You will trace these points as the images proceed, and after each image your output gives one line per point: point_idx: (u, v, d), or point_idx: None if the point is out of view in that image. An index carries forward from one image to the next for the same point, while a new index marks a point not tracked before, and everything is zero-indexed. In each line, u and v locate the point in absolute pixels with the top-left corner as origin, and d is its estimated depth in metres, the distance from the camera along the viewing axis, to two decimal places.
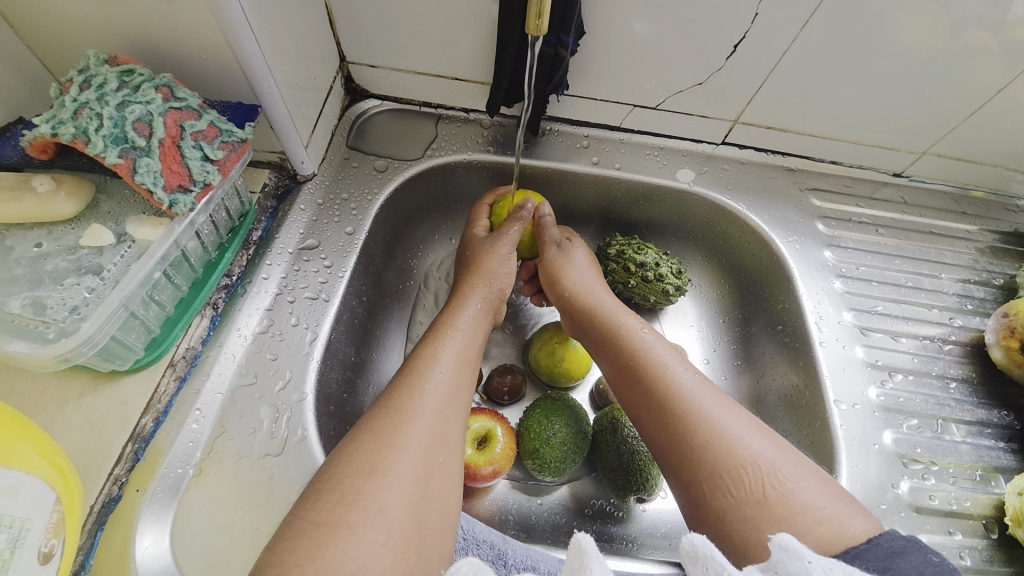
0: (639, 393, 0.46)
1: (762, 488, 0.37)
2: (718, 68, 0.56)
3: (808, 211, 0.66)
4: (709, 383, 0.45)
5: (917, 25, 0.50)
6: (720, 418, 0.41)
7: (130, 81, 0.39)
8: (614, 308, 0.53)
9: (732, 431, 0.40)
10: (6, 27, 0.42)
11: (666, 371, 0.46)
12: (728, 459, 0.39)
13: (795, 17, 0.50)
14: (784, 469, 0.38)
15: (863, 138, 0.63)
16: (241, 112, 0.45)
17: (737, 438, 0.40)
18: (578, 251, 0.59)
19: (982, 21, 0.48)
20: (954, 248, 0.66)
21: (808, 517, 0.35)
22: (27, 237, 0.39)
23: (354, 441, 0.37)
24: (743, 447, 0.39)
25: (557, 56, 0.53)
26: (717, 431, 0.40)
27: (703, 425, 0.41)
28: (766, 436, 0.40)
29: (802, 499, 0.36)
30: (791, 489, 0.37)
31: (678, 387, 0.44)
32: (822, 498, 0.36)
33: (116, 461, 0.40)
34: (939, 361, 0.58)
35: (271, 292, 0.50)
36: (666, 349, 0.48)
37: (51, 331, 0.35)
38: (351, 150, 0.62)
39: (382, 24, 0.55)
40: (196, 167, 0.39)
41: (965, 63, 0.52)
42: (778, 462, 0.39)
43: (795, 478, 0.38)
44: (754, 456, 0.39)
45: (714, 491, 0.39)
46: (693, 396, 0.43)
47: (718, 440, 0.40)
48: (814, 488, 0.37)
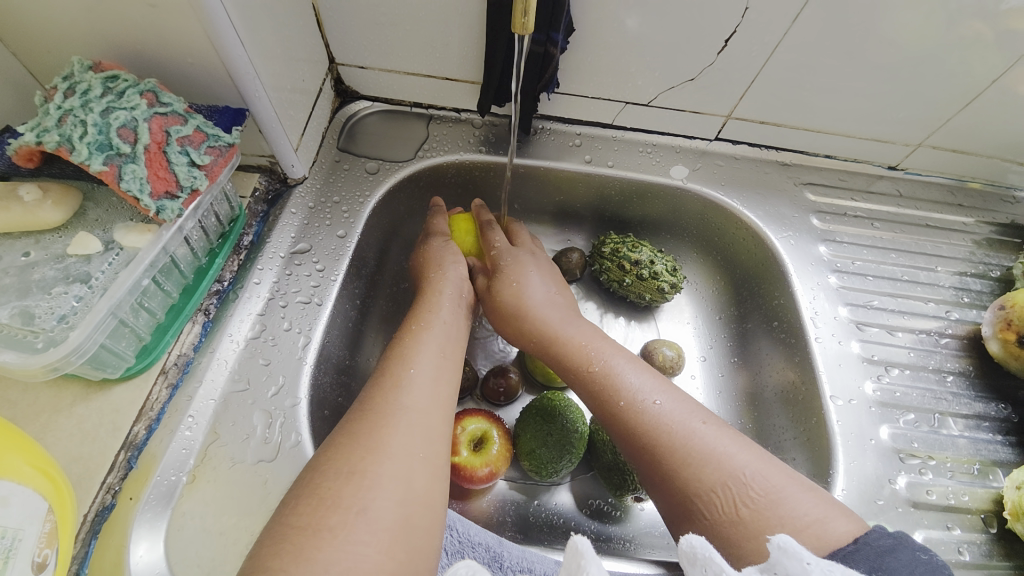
0: (606, 424, 0.46)
1: (735, 510, 0.37)
2: (710, 63, 0.56)
3: (802, 206, 0.66)
4: (676, 405, 0.44)
5: (909, 17, 0.49)
6: (688, 440, 0.41)
7: (115, 87, 0.38)
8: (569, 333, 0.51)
9: (703, 452, 0.40)
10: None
11: (627, 401, 0.45)
12: (699, 484, 0.39)
13: (786, 11, 0.50)
14: (759, 484, 0.38)
15: (857, 131, 0.63)
16: (229, 117, 0.45)
17: (706, 462, 0.39)
18: (506, 288, 0.55)
19: (975, 11, 0.48)
20: (950, 240, 0.66)
21: (788, 526, 0.35)
22: (15, 247, 0.38)
23: (332, 445, 0.37)
24: (712, 468, 0.39)
25: (547, 54, 0.53)
26: (684, 458, 0.40)
27: (671, 452, 0.41)
28: (737, 452, 0.40)
29: (779, 513, 0.36)
30: (768, 503, 0.37)
31: (640, 418, 0.43)
32: (803, 505, 0.36)
33: (109, 469, 0.40)
34: (936, 355, 0.58)
35: (263, 296, 0.50)
36: (632, 372, 0.47)
37: (39, 340, 0.35)
38: (342, 153, 0.62)
39: (371, 25, 0.55)
40: (182, 173, 0.39)
41: (959, 53, 0.52)
42: (754, 477, 0.38)
43: (772, 492, 0.37)
44: (726, 476, 0.38)
45: (691, 515, 0.39)
46: (661, 424, 0.43)
47: (687, 467, 0.40)
48: (793, 494, 0.37)
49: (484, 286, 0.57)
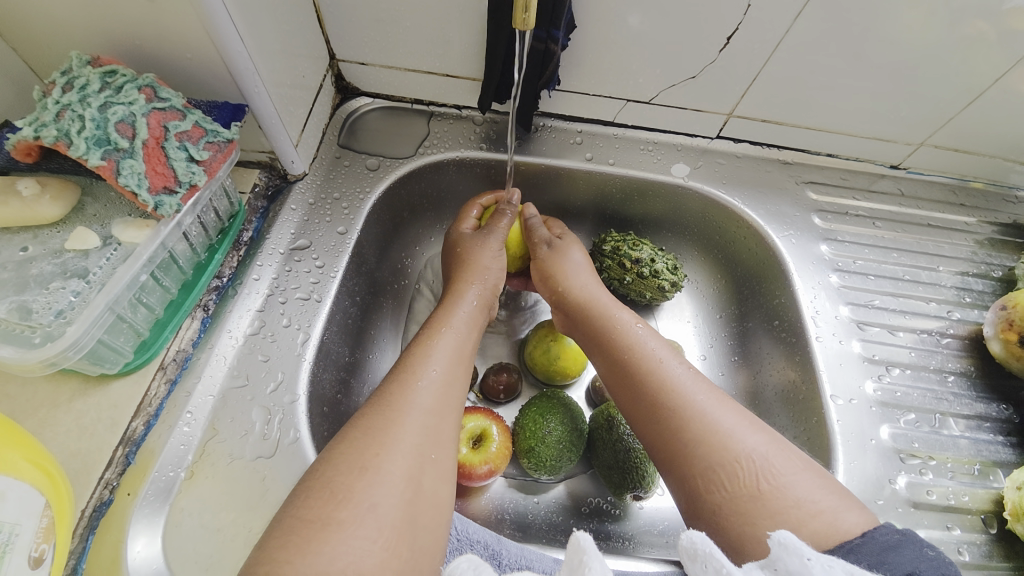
0: (630, 390, 0.46)
1: (756, 484, 0.37)
2: (711, 61, 0.55)
3: (804, 205, 0.66)
4: (704, 379, 0.45)
5: (912, 15, 0.49)
6: (712, 413, 0.41)
7: (113, 81, 0.38)
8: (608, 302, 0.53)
9: (726, 424, 0.40)
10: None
11: (660, 365, 0.45)
12: (722, 453, 0.39)
13: (788, 9, 0.49)
14: (778, 463, 0.38)
15: (859, 130, 0.63)
16: (228, 112, 0.45)
17: (731, 433, 0.40)
18: (573, 246, 0.58)
19: (978, 10, 0.48)
20: (952, 240, 0.65)
21: (801, 510, 0.35)
22: (13, 241, 0.38)
23: (346, 439, 0.37)
24: (736, 441, 0.39)
25: (547, 51, 0.53)
26: (710, 426, 0.40)
27: (695, 421, 0.41)
28: (759, 430, 0.40)
29: (796, 494, 0.36)
30: (785, 483, 0.37)
31: (671, 383, 0.44)
32: (816, 492, 0.36)
33: (107, 465, 0.40)
34: (937, 355, 0.58)
35: (262, 293, 0.50)
36: (660, 344, 0.48)
37: (36, 335, 0.34)
38: (342, 149, 0.62)
39: (372, 21, 0.55)
40: (181, 168, 0.39)
41: (962, 52, 0.51)
42: (772, 455, 0.38)
43: (789, 472, 0.37)
44: (748, 450, 0.39)
45: (708, 487, 0.38)
46: (688, 391, 0.43)
47: (712, 436, 0.40)
48: (808, 481, 0.37)
49: (548, 236, 0.59)
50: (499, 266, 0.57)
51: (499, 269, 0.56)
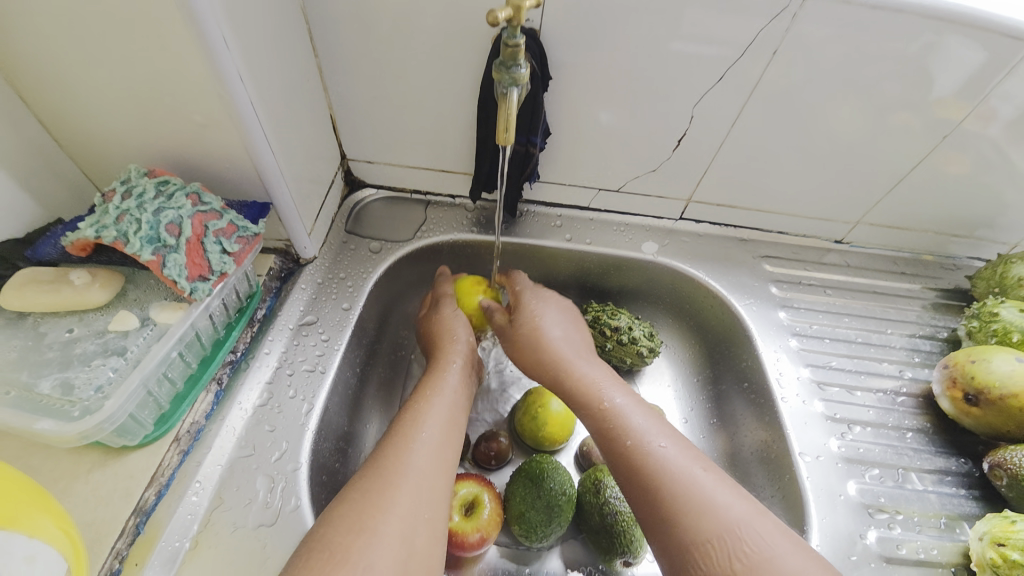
0: (616, 467, 0.50)
1: (731, 563, 0.40)
2: (667, 157, 0.66)
3: (762, 276, 0.73)
4: (685, 453, 0.48)
5: (842, 113, 0.59)
6: (695, 487, 0.44)
7: (165, 190, 0.46)
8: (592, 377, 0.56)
9: (708, 499, 0.43)
10: (54, 143, 0.50)
11: (640, 446, 0.48)
12: (702, 529, 0.42)
13: (726, 116, 0.61)
14: (756, 536, 0.41)
15: (801, 211, 0.72)
16: (255, 210, 0.53)
17: (708, 512, 0.43)
18: (536, 319, 0.61)
19: (902, 104, 0.58)
20: (899, 306, 0.73)
21: None
22: (60, 324, 0.44)
23: (345, 501, 0.40)
24: (716, 516, 0.42)
25: (528, 153, 0.62)
26: (689, 506, 0.43)
27: (679, 496, 0.44)
28: (738, 501, 0.44)
29: (773, 567, 0.39)
30: (764, 558, 0.40)
31: (652, 462, 0.47)
32: (794, 561, 0.40)
33: (118, 535, 0.42)
34: (894, 412, 0.63)
35: (272, 366, 0.55)
36: (641, 417, 0.51)
37: (76, 409, 0.39)
38: (349, 234, 0.69)
39: (381, 128, 0.65)
40: (215, 260, 0.46)
41: (888, 138, 0.61)
42: (751, 527, 0.42)
43: (767, 544, 0.41)
44: (729, 524, 0.42)
45: (687, 565, 0.42)
46: (670, 468, 0.46)
47: (690, 515, 0.43)
48: (786, 551, 0.40)
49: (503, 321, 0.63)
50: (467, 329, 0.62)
51: (468, 330, 0.62)
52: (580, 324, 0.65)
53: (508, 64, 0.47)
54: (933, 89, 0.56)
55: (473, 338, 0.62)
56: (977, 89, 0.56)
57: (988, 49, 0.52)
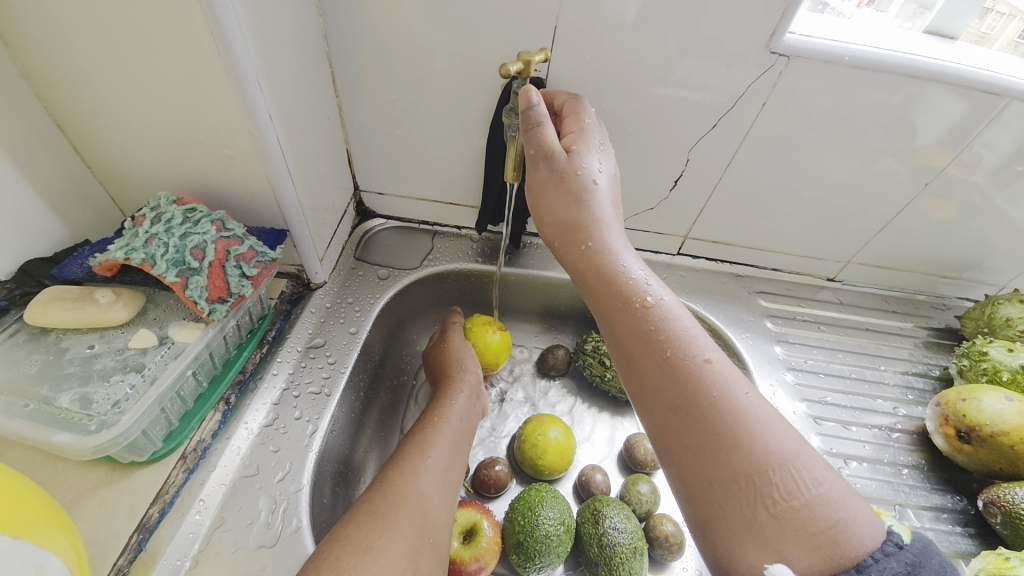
0: (635, 384, 0.45)
1: (756, 508, 0.37)
2: (665, 195, 0.70)
3: (757, 311, 0.76)
4: (730, 374, 0.42)
5: (829, 160, 0.63)
6: (736, 403, 0.40)
7: (192, 216, 0.48)
8: (638, 286, 0.46)
9: (750, 417, 0.39)
10: (86, 169, 0.53)
11: (679, 361, 0.42)
12: (743, 451, 0.38)
13: (720, 160, 0.65)
14: (802, 470, 0.37)
15: (793, 249, 0.75)
16: (272, 236, 0.55)
17: (742, 445, 0.38)
18: (586, 164, 0.49)
19: (886, 152, 0.62)
20: (891, 343, 0.75)
21: (820, 524, 0.35)
22: (82, 340, 0.45)
23: (352, 521, 0.41)
24: (760, 441, 0.38)
25: None
26: (722, 434, 0.39)
27: (718, 410, 0.40)
28: (779, 432, 0.39)
29: (818, 506, 0.36)
30: (806, 494, 0.36)
31: (685, 381, 0.41)
32: (840, 500, 0.36)
33: (121, 551, 0.42)
34: (890, 448, 0.63)
35: (279, 387, 0.56)
36: (688, 324, 0.44)
37: (93, 423, 0.40)
38: (358, 261, 0.72)
39: (394, 163, 0.69)
40: (234, 283, 0.48)
41: (875, 183, 0.65)
42: (797, 460, 0.38)
43: (814, 481, 0.37)
44: (772, 451, 0.38)
45: (705, 502, 0.39)
46: (711, 377, 0.41)
47: (719, 440, 0.39)
48: (831, 488, 0.37)
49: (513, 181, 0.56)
50: (475, 359, 0.64)
51: (476, 362, 0.64)
52: (621, 221, 0.51)
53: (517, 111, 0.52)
54: (916, 138, 0.60)
55: (479, 368, 0.64)
56: (958, 139, 0.60)
57: (964, 103, 0.57)
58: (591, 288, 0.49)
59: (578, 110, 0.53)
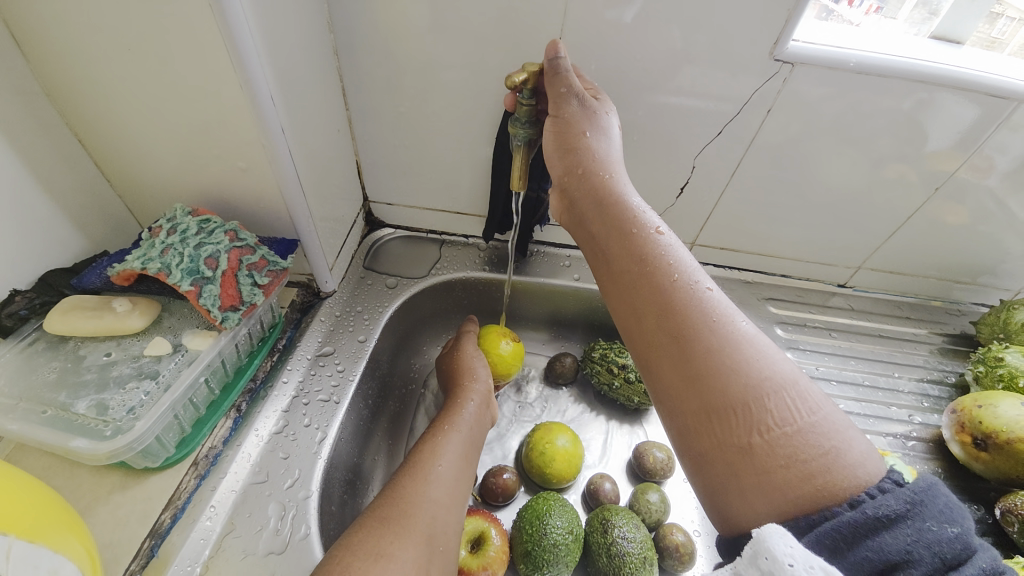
0: (629, 315, 0.43)
1: (750, 434, 0.35)
2: (671, 203, 0.70)
3: (766, 317, 0.75)
4: (728, 304, 0.41)
5: (835, 166, 0.63)
6: (735, 331, 0.39)
7: (206, 227, 0.50)
8: (637, 217, 0.46)
9: (748, 344, 0.38)
10: (106, 182, 0.55)
11: (678, 287, 0.41)
12: (739, 375, 0.36)
13: (725, 167, 0.65)
14: (799, 398, 0.36)
15: (802, 255, 0.75)
16: (284, 245, 0.57)
17: (736, 367, 0.37)
18: (599, 113, 0.49)
19: (895, 157, 0.62)
20: (905, 350, 0.74)
21: (814, 452, 0.34)
22: (99, 348, 0.46)
23: (362, 527, 0.41)
24: (755, 366, 0.37)
25: (539, 199, 0.67)
26: (718, 356, 0.37)
27: (716, 335, 0.38)
28: (778, 362, 0.38)
29: (813, 434, 0.34)
30: (800, 421, 0.35)
31: (682, 307, 0.40)
32: (834, 432, 0.35)
33: (134, 556, 0.43)
34: (905, 457, 0.62)
35: (289, 394, 0.57)
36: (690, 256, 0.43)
37: (109, 429, 0.41)
38: (367, 270, 0.73)
39: (402, 174, 0.70)
40: (246, 291, 0.49)
41: (884, 189, 0.65)
42: (793, 388, 0.36)
43: (809, 409, 0.35)
44: (768, 377, 0.36)
45: (698, 431, 0.37)
46: (710, 306, 0.40)
47: (717, 363, 0.37)
48: (828, 420, 0.35)
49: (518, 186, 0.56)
50: (485, 364, 0.65)
51: (486, 368, 0.65)
52: (622, 161, 0.50)
53: (523, 120, 0.52)
54: (927, 142, 0.60)
55: (490, 376, 0.64)
56: (970, 142, 0.59)
57: (977, 106, 0.56)
58: (590, 221, 0.48)
59: (588, 85, 0.55)
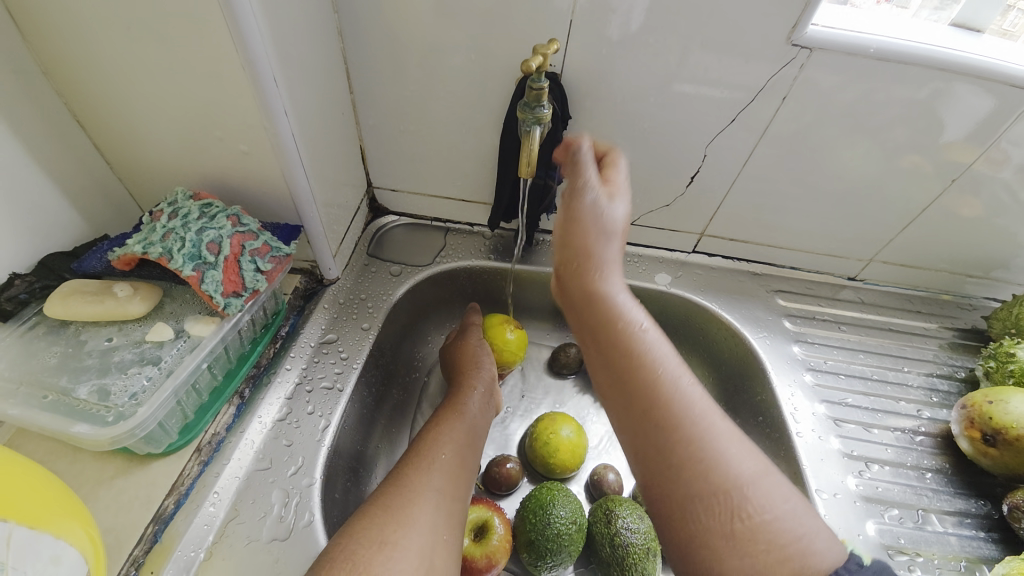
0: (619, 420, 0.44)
1: (724, 520, 0.37)
2: (680, 192, 0.68)
3: (775, 310, 0.74)
4: (707, 403, 0.42)
5: (851, 155, 0.61)
6: (711, 425, 0.41)
7: (208, 211, 0.49)
8: (625, 310, 0.45)
9: (724, 434, 0.40)
10: (105, 165, 0.54)
11: (663, 392, 0.41)
12: (714, 468, 0.39)
13: (738, 156, 0.63)
14: (766, 484, 0.39)
15: (813, 247, 0.74)
16: (286, 231, 0.56)
17: (711, 466, 0.39)
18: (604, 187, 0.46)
19: (911, 147, 0.60)
20: (915, 344, 0.73)
21: (778, 543, 0.36)
22: (101, 333, 0.46)
23: (366, 514, 0.41)
24: (729, 465, 0.39)
25: (546, 186, 0.66)
26: (695, 452, 0.39)
27: (695, 429, 0.40)
28: (749, 454, 0.40)
29: (780, 526, 0.37)
30: (768, 515, 0.37)
31: (665, 398, 0.41)
32: (798, 519, 0.38)
33: (137, 542, 0.43)
34: (913, 452, 0.62)
35: (292, 382, 0.56)
36: (676, 359, 0.44)
37: (110, 414, 0.41)
38: (371, 258, 0.72)
39: (407, 159, 0.69)
40: (249, 277, 0.48)
41: (899, 180, 0.63)
42: (763, 478, 0.39)
43: (778, 499, 0.38)
44: (740, 472, 0.39)
45: (673, 510, 0.39)
46: (691, 410, 0.41)
47: (694, 458, 0.39)
48: (794, 508, 0.38)
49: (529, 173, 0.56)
50: (489, 354, 0.64)
51: (490, 356, 0.64)
52: (625, 239, 0.47)
53: (532, 105, 0.51)
54: (944, 133, 0.58)
55: (495, 368, 0.63)
56: (989, 133, 0.57)
57: (995, 97, 0.54)
58: (580, 322, 0.47)
59: (606, 148, 0.52)
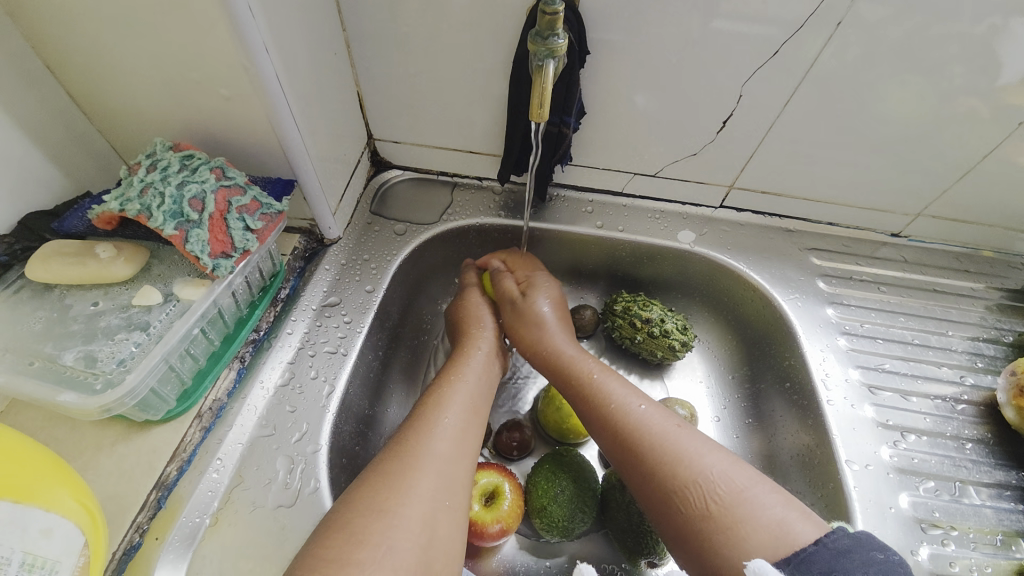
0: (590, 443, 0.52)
1: (704, 509, 0.41)
2: (710, 140, 0.61)
3: (808, 269, 0.68)
4: (655, 410, 0.49)
5: (907, 96, 0.54)
6: (668, 439, 0.45)
7: (190, 163, 0.45)
8: (573, 361, 0.55)
9: (686, 448, 0.44)
10: (81, 115, 0.49)
11: (615, 412, 0.49)
12: (682, 474, 0.43)
13: (777, 98, 0.56)
14: (737, 479, 0.42)
15: (854, 201, 0.67)
16: (279, 186, 0.52)
17: (676, 467, 0.43)
18: (539, 299, 0.59)
19: (965, 90, 0.52)
20: (961, 306, 0.67)
21: (756, 524, 0.39)
22: (86, 297, 0.44)
23: (365, 482, 0.40)
24: (692, 467, 0.43)
25: (560, 134, 0.59)
26: (660, 463, 0.44)
27: (653, 445, 0.45)
28: (712, 453, 0.44)
29: (756, 509, 0.39)
30: (740, 501, 0.40)
31: (618, 420, 0.49)
32: (775, 504, 0.40)
33: (140, 508, 0.42)
34: (953, 421, 0.58)
35: (294, 346, 0.54)
36: (619, 384, 0.52)
37: (99, 382, 0.39)
38: (374, 216, 0.68)
39: (407, 107, 0.63)
40: (238, 237, 0.44)
41: (959, 126, 0.55)
42: (731, 472, 0.42)
43: (750, 487, 0.41)
44: (706, 470, 0.42)
45: (661, 518, 0.43)
46: (643, 421, 0.47)
47: (663, 469, 0.44)
48: (767, 495, 0.40)
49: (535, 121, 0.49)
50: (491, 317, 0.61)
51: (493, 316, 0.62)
52: (562, 317, 0.60)
53: (544, 35, 0.44)
54: (1002, 71, 0.50)
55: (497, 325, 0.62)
56: None
57: None
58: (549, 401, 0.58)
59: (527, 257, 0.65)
